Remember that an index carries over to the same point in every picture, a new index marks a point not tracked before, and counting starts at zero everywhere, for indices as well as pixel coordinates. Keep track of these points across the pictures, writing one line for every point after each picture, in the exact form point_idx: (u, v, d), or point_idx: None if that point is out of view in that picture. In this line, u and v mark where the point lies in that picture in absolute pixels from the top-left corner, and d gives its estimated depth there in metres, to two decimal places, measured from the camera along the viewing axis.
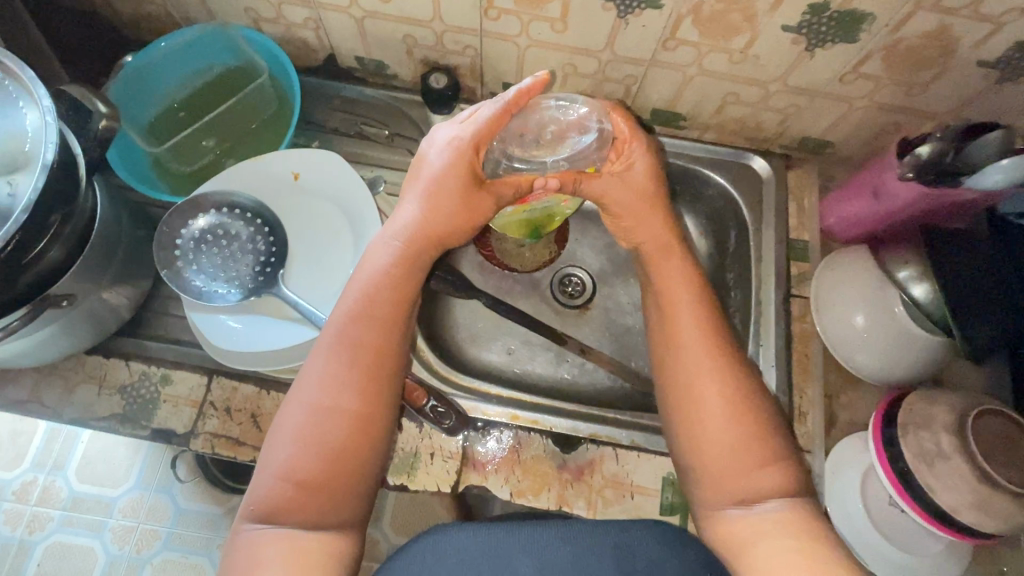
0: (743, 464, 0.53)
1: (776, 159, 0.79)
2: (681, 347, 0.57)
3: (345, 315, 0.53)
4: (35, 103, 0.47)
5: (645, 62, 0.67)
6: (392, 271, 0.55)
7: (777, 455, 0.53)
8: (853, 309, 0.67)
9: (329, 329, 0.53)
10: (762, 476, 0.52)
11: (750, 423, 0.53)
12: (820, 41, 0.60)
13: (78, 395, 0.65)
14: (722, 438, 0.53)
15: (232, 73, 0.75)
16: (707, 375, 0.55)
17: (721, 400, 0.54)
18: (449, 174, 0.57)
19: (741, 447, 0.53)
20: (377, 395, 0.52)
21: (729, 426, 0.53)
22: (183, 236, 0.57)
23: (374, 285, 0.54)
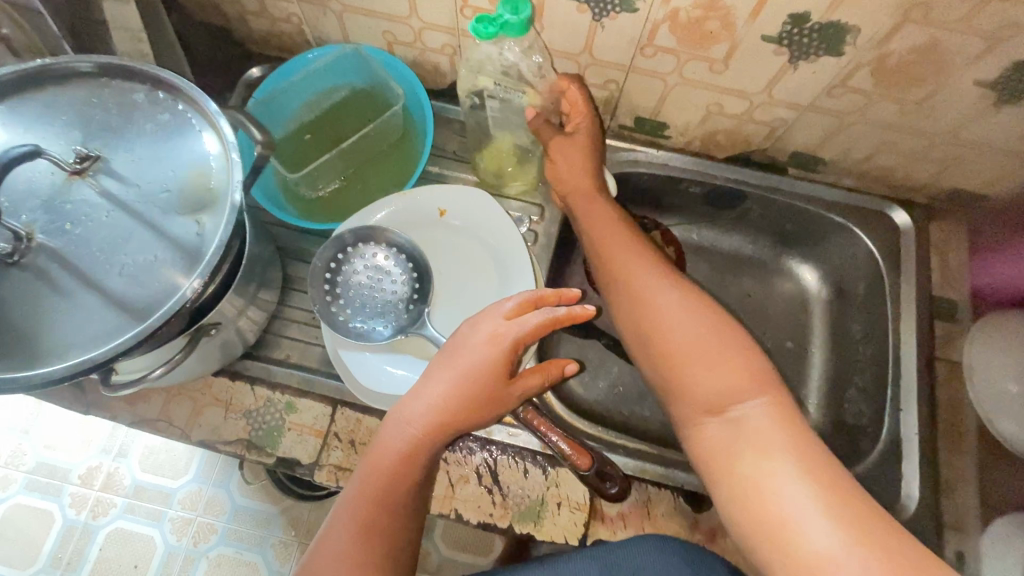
0: (708, 368, 0.49)
1: (917, 209, 0.75)
2: (620, 266, 0.59)
3: (350, 511, 0.49)
4: (220, 138, 0.46)
5: (802, 106, 0.64)
6: (398, 470, 0.50)
7: (749, 357, 0.49)
8: (1008, 375, 0.66)
9: (336, 515, 0.49)
10: (735, 378, 0.48)
11: (705, 328, 0.51)
12: (1012, 97, 0.56)
13: (205, 417, 0.65)
14: (680, 346, 0.51)
15: (357, 93, 0.74)
16: (661, 297, 0.54)
17: (683, 316, 0.52)
18: (468, 389, 0.51)
19: (717, 365, 0.49)
20: (393, 571, 0.48)
21: (684, 328, 0.52)
22: (330, 274, 0.56)
23: (378, 478, 0.49)
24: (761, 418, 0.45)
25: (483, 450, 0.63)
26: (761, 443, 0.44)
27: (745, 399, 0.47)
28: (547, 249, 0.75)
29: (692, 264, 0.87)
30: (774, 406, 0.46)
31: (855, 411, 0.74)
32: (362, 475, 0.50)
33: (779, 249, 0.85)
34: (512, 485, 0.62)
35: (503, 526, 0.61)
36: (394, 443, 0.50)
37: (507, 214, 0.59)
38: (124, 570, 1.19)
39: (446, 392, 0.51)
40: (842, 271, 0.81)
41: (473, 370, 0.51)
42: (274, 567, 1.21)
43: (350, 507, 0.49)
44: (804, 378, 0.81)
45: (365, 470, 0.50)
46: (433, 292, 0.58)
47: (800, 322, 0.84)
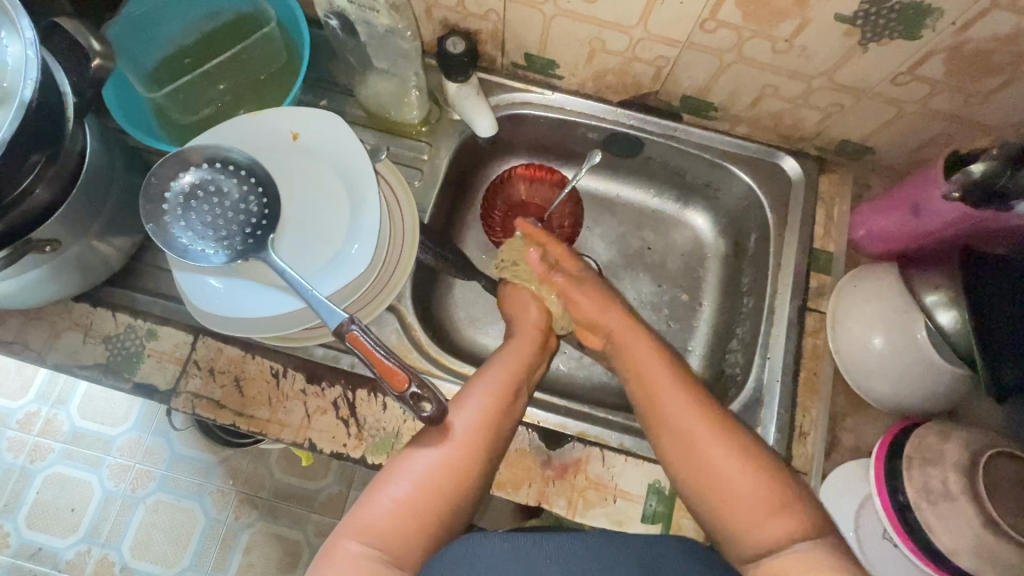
0: (751, 508, 0.51)
1: (810, 161, 0.74)
2: (644, 376, 0.61)
3: (405, 499, 0.51)
4: (17, 34, 0.44)
5: (679, 43, 0.62)
6: (435, 493, 0.51)
7: (786, 493, 0.51)
8: (870, 329, 0.63)
9: (378, 513, 0.50)
10: (775, 519, 0.50)
11: (744, 465, 0.52)
12: (875, 35, 0.54)
13: (63, 341, 0.64)
14: (731, 492, 0.52)
15: (241, 18, 0.70)
16: (692, 424, 0.55)
17: (703, 434, 0.55)
18: (495, 410, 0.56)
19: (743, 485, 0.52)
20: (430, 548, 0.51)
21: (730, 467, 0.53)
22: (171, 192, 0.54)
23: (438, 483, 0.52)
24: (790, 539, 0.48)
25: (343, 382, 0.64)
26: (807, 559, 0.47)
27: (791, 546, 0.48)
28: (432, 189, 0.74)
29: (596, 215, 0.86)
30: (817, 551, 0.47)
31: (733, 361, 0.75)
32: (420, 476, 0.52)
33: (681, 202, 0.85)
34: (368, 417, 0.62)
35: (356, 457, 0.62)
36: (450, 460, 0.53)
37: (359, 142, 0.57)
38: (60, 512, 1.20)
39: (485, 410, 0.56)
40: (736, 225, 0.80)
41: (502, 402, 0.57)
42: (211, 513, 1.21)
43: (404, 508, 0.50)
44: (695, 330, 0.81)
45: (430, 473, 0.52)
46: (281, 218, 0.57)
47: (697, 276, 0.84)
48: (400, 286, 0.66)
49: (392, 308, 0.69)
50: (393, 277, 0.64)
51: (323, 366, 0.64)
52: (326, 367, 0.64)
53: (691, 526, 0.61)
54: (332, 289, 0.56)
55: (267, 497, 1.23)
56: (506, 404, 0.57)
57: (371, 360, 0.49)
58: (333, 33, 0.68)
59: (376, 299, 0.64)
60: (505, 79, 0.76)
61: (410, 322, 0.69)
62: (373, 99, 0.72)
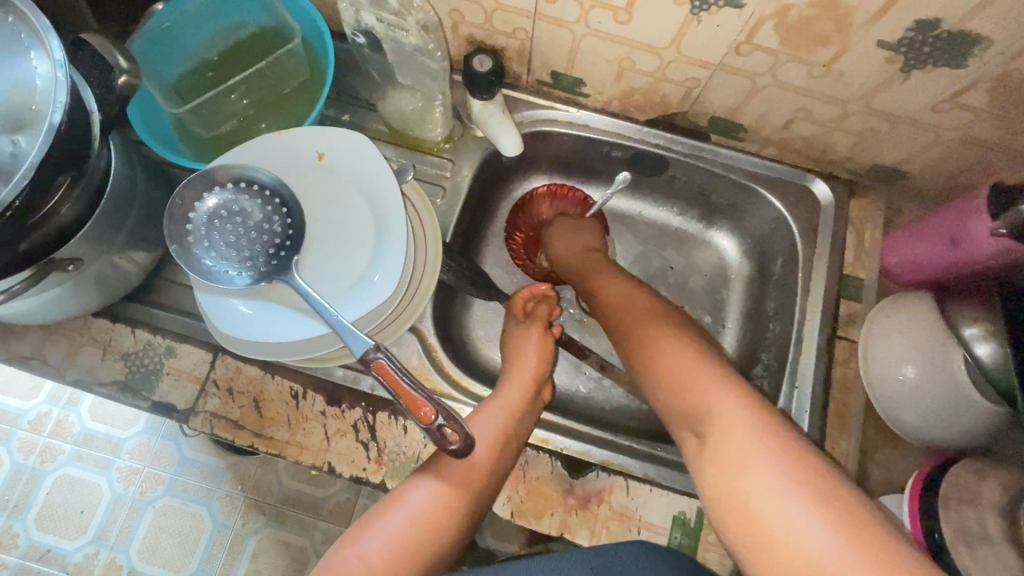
0: (708, 401, 0.52)
1: (840, 184, 0.73)
2: (628, 318, 0.65)
3: (383, 553, 0.51)
4: (46, 55, 0.44)
5: (712, 65, 0.61)
6: (418, 541, 0.53)
7: (747, 389, 0.53)
8: (903, 361, 0.61)
9: (351, 569, 0.50)
10: (733, 401, 0.51)
11: (703, 367, 0.55)
12: (918, 62, 0.52)
13: (81, 357, 0.63)
14: (693, 394, 0.54)
15: (264, 33, 0.69)
16: (664, 342, 0.59)
17: (677, 348, 0.58)
18: (501, 438, 0.58)
19: (701, 382, 0.54)
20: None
21: (691, 373, 0.55)
22: (195, 213, 0.54)
23: (418, 533, 0.53)
24: (747, 421, 0.49)
25: (363, 404, 0.63)
26: (749, 443, 0.48)
27: (730, 408, 0.51)
28: (454, 206, 0.73)
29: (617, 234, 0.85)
30: (763, 421, 0.49)
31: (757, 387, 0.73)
32: (398, 531, 0.52)
33: (705, 222, 0.83)
34: (388, 441, 0.61)
35: (375, 481, 0.61)
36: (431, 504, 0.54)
37: (386, 164, 0.56)
38: (69, 515, 1.20)
39: (489, 439, 0.58)
40: (761, 247, 0.79)
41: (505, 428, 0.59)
42: (219, 519, 1.21)
43: (384, 562, 0.51)
44: None
45: (408, 523, 0.53)
46: (305, 240, 0.56)
47: (720, 297, 0.82)
48: (423, 308, 0.65)
49: (413, 328, 0.68)
50: (416, 299, 0.63)
51: (343, 388, 0.63)
52: (345, 389, 0.63)
53: (716, 560, 0.59)
54: (356, 314, 0.55)
55: (275, 504, 1.22)
56: (507, 437, 0.59)
57: (388, 386, 0.49)
58: (358, 49, 0.67)
59: (399, 321, 0.63)
60: (530, 96, 0.75)
61: (430, 342, 0.68)
62: (396, 115, 0.71)
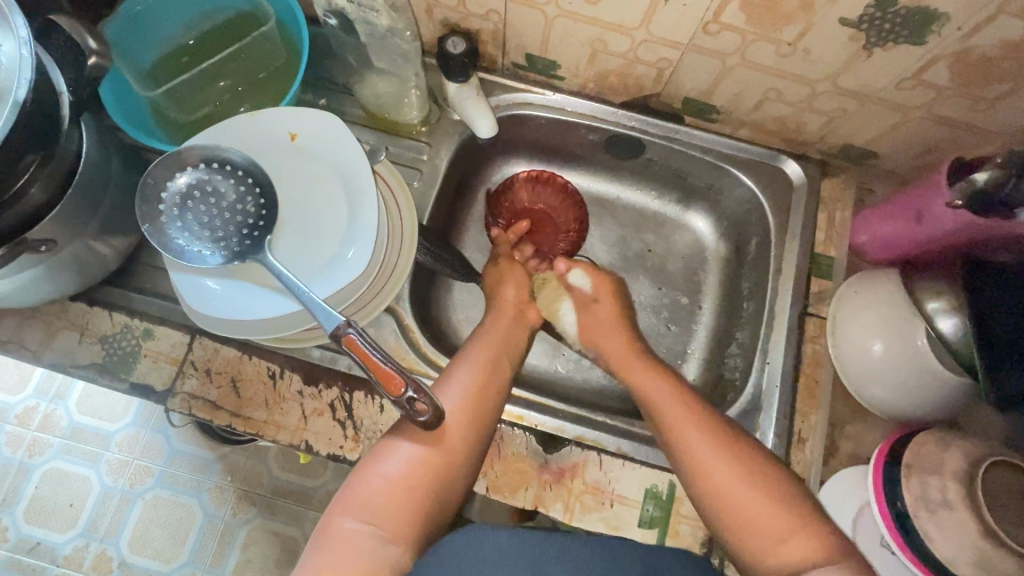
0: (769, 530, 0.49)
1: (812, 165, 0.74)
2: (663, 412, 0.59)
3: (398, 480, 0.50)
4: (10, 32, 0.44)
5: (682, 45, 0.61)
6: (420, 486, 0.50)
7: (807, 514, 0.49)
8: (870, 335, 0.63)
9: (373, 489, 0.49)
10: (803, 542, 0.47)
11: (760, 488, 0.51)
12: (880, 40, 0.53)
13: (59, 340, 0.64)
14: (743, 515, 0.50)
15: (240, 18, 0.69)
16: (703, 451, 0.54)
17: (693, 433, 0.56)
18: (473, 409, 0.55)
19: (761, 508, 0.50)
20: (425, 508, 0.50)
21: (741, 490, 0.51)
22: (168, 193, 0.54)
23: (422, 474, 0.50)
24: (735, 463, 0.52)
25: (340, 384, 0.63)
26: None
27: (785, 545, 0.48)
28: (431, 189, 0.74)
29: (596, 218, 0.86)
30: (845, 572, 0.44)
31: (732, 365, 0.74)
32: (403, 468, 0.50)
33: (682, 205, 0.84)
34: (365, 419, 0.62)
35: (352, 459, 0.61)
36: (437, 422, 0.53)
37: (358, 144, 0.57)
38: (58, 507, 1.20)
39: (462, 409, 0.54)
40: (737, 228, 0.80)
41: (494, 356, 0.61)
42: (209, 510, 1.21)
43: (401, 484, 0.49)
44: (695, 334, 0.81)
45: (415, 464, 0.51)
46: (278, 219, 0.57)
47: (697, 279, 0.83)
48: (398, 289, 0.65)
49: (390, 310, 0.69)
50: (390, 279, 0.64)
51: (320, 368, 0.64)
52: (322, 369, 0.64)
53: (688, 532, 0.61)
54: (329, 291, 0.56)
55: (264, 495, 1.23)
56: (478, 410, 0.55)
57: (359, 358, 0.49)
58: (332, 32, 0.67)
59: (373, 301, 0.64)
60: (507, 80, 0.75)
61: (408, 323, 0.69)
62: (373, 99, 0.72)
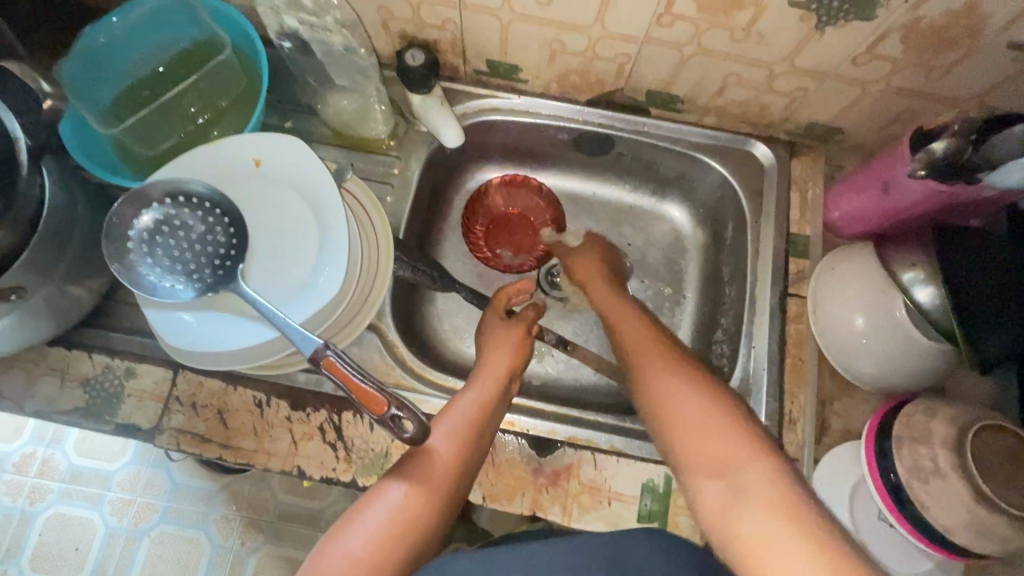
0: (708, 430, 0.50)
1: (780, 146, 0.74)
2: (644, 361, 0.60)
3: (366, 550, 0.48)
4: None
5: (639, 39, 0.62)
6: (411, 524, 0.50)
7: (742, 423, 0.51)
8: (851, 311, 0.63)
9: (350, 548, 0.48)
10: (739, 442, 0.49)
11: (702, 400, 0.53)
12: (831, 18, 0.54)
13: (41, 388, 0.63)
14: (686, 418, 0.52)
15: (196, 48, 0.69)
16: (680, 389, 0.55)
17: (663, 369, 0.58)
18: (481, 425, 0.57)
19: (702, 412, 0.52)
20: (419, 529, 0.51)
21: (701, 410, 0.52)
22: (137, 229, 0.54)
23: (417, 511, 0.51)
24: (691, 391, 0.54)
25: (327, 407, 0.63)
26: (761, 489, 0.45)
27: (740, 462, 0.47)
28: (404, 202, 0.73)
29: (574, 216, 0.86)
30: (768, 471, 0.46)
31: (719, 351, 0.75)
32: (398, 505, 0.51)
33: (658, 196, 0.84)
34: (356, 439, 0.62)
35: (346, 480, 0.61)
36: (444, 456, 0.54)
37: (323, 165, 0.57)
38: (64, 553, 1.18)
39: (459, 438, 0.55)
40: (712, 214, 0.80)
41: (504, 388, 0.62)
42: (217, 542, 1.20)
43: (383, 537, 0.49)
44: (681, 322, 0.82)
45: (408, 501, 0.51)
46: (250, 246, 0.56)
47: (678, 268, 0.84)
48: (377, 307, 0.65)
49: (373, 327, 0.69)
50: (368, 297, 0.64)
51: (306, 393, 0.63)
52: (308, 394, 0.63)
53: (687, 523, 0.61)
54: (304, 315, 0.56)
55: (271, 521, 1.22)
56: (486, 423, 0.58)
57: (342, 376, 0.49)
58: (288, 54, 0.67)
59: (351, 320, 0.63)
60: (471, 87, 0.75)
61: (391, 338, 0.69)
62: (337, 117, 0.72)
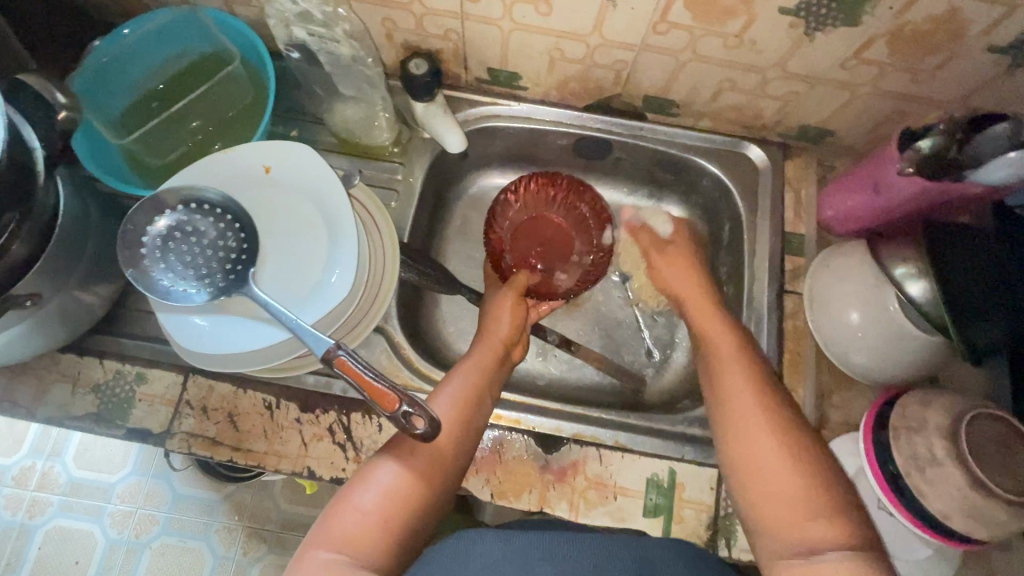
0: (801, 508, 0.48)
1: (774, 148, 0.76)
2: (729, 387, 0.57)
3: (363, 528, 0.49)
4: None
5: (636, 47, 0.64)
6: (406, 501, 0.51)
7: (837, 503, 0.48)
8: (846, 306, 0.65)
9: (349, 523, 0.49)
10: (826, 524, 0.47)
11: (795, 467, 0.50)
12: (820, 25, 0.56)
13: (52, 394, 0.64)
14: (768, 481, 0.51)
15: (206, 60, 0.71)
16: (757, 430, 0.53)
17: (756, 414, 0.54)
18: (464, 404, 0.58)
19: (785, 475, 0.50)
20: (413, 505, 0.51)
21: (785, 476, 0.50)
22: (150, 236, 0.55)
23: (411, 488, 0.52)
24: (778, 453, 0.51)
25: (337, 408, 0.64)
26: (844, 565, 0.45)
27: (831, 548, 0.46)
28: (408, 207, 0.75)
29: None
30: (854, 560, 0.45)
31: None
32: (392, 482, 0.51)
33: (655, 198, 0.87)
34: (365, 439, 0.63)
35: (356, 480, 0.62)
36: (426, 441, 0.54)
37: (333, 171, 0.58)
38: (64, 566, 1.18)
39: (450, 422, 0.56)
40: (709, 215, 0.82)
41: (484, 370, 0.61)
42: (219, 552, 1.20)
43: (377, 515, 0.50)
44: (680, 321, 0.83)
45: (401, 479, 0.52)
46: (260, 250, 0.58)
47: None
48: (384, 309, 0.66)
49: (380, 329, 0.70)
50: (376, 298, 0.65)
51: (315, 394, 0.64)
52: (318, 395, 0.65)
53: (692, 516, 0.62)
54: (315, 316, 0.57)
55: (274, 530, 1.22)
56: (470, 402, 0.58)
57: (353, 376, 0.50)
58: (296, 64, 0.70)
59: (359, 321, 0.64)
60: (472, 95, 0.77)
61: (398, 341, 0.70)
62: (343, 126, 0.73)
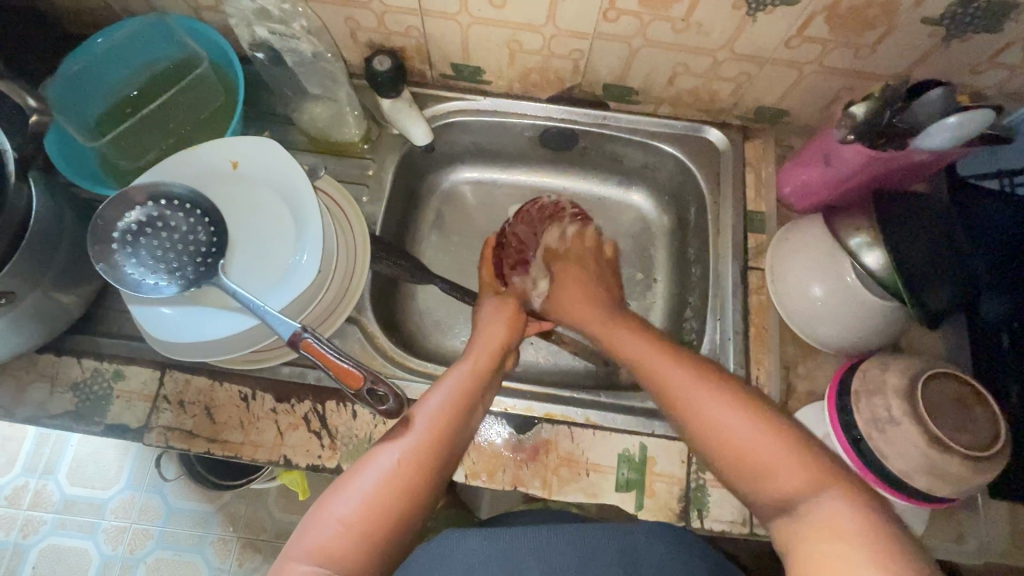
0: (772, 458, 0.49)
1: (733, 131, 0.78)
2: (690, 391, 0.55)
3: (345, 535, 0.48)
4: None
5: (589, 35, 0.66)
6: (386, 507, 0.50)
7: (798, 444, 0.50)
8: (805, 276, 0.66)
9: (326, 535, 0.48)
10: (795, 471, 0.48)
11: (754, 420, 0.51)
12: (760, 5, 0.58)
13: (30, 394, 0.65)
14: (737, 440, 0.51)
15: (177, 67, 0.73)
16: (708, 401, 0.53)
17: (695, 387, 0.55)
18: (453, 413, 0.56)
19: (754, 433, 0.51)
20: (397, 516, 0.50)
21: (750, 433, 0.51)
22: (119, 232, 0.56)
23: (393, 492, 0.50)
24: (734, 411, 0.52)
25: (311, 397, 0.65)
26: (829, 517, 0.46)
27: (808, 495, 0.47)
28: (380, 201, 0.77)
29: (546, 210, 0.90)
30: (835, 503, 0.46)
31: (689, 328, 0.78)
32: (372, 488, 0.50)
33: (624, 185, 0.89)
34: (339, 426, 0.64)
35: (330, 466, 0.63)
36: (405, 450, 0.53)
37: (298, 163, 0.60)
38: None
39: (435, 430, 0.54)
40: (676, 200, 0.84)
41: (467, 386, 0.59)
42: (214, 564, 1.20)
43: (355, 522, 0.49)
44: (653, 305, 0.85)
45: (382, 483, 0.50)
46: (230, 243, 0.59)
47: (648, 254, 0.87)
48: (356, 299, 0.68)
49: (355, 320, 0.71)
50: (347, 288, 0.66)
51: (289, 385, 0.66)
52: (293, 385, 0.66)
53: (663, 489, 0.63)
54: (282, 304, 0.58)
55: (270, 540, 1.22)
56: (459, 409, 0.57)
57: (321, 359, 0.52)
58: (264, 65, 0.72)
59: (329, 311, 0.65)
60: (439, 91, 0.80)
61: (372, 330, 0.71)
62: (313, 124, 0.75)
